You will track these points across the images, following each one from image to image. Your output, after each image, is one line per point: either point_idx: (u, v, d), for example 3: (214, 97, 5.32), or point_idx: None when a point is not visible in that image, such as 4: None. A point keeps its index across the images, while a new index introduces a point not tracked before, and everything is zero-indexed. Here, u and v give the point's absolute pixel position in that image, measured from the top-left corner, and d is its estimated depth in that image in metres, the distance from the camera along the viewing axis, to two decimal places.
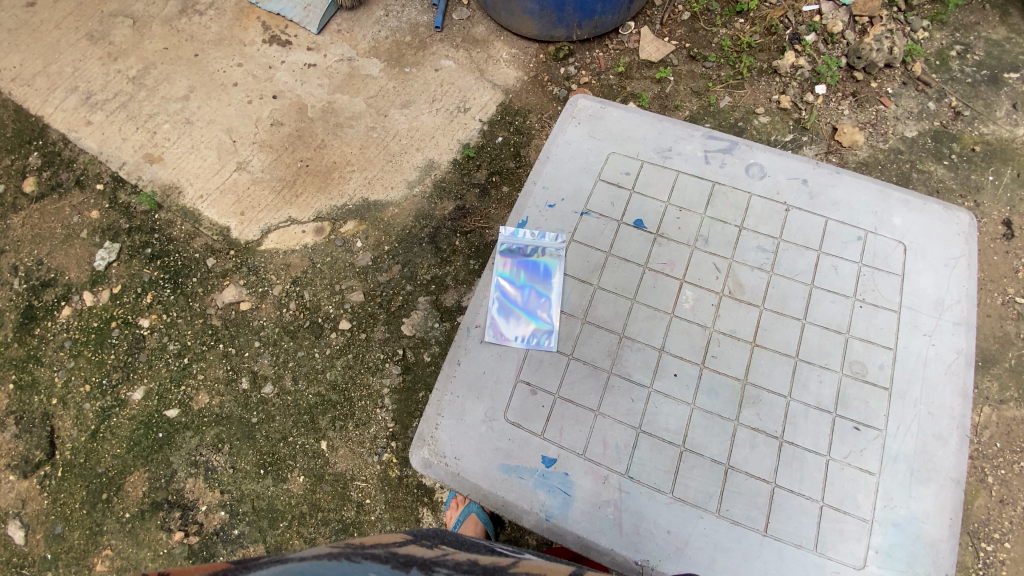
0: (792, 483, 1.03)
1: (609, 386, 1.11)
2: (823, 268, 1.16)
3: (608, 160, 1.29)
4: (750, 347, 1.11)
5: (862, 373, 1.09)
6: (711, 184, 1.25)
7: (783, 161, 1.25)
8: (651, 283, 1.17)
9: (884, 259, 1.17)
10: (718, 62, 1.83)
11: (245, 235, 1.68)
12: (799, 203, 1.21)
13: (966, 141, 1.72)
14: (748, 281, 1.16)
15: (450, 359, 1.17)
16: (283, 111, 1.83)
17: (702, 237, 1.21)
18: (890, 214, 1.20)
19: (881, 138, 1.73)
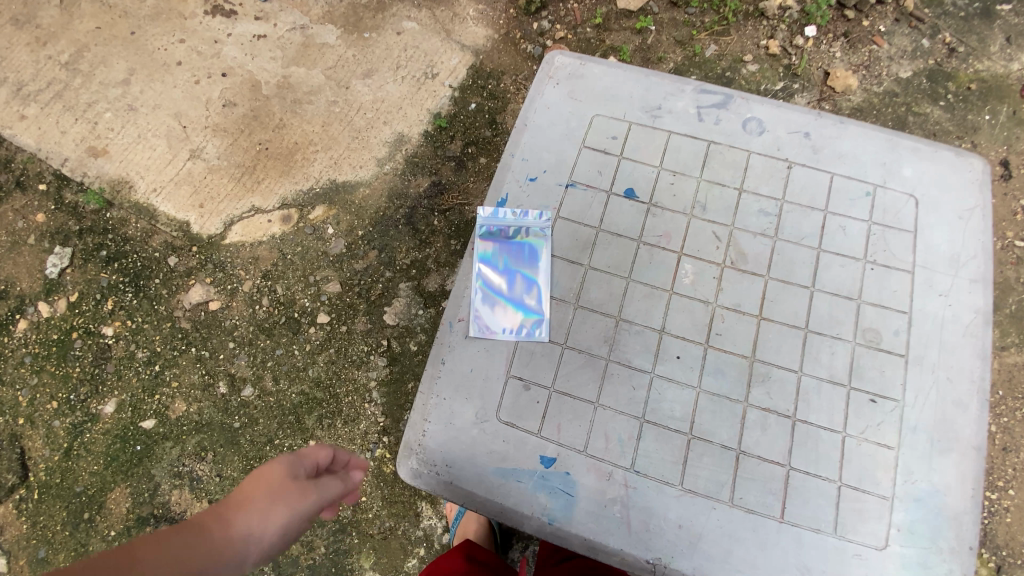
0: (809, 464, 0.99)
1: (608, 374, 1.05)
2: (831, 230, 1.09)
3: (591, 124, 1.18)
4: (757, 321, 1.05)
5: (876, 341, 1.04)
6: (707, 144, 1.16)
7: (783, 113, 1.16)
8: (647, 259, 1.10)
9: (895, 215, 1.10)
10: (701, 7, 1.69)
11: (208, 229, 1.57)
12: (802, 159, 1.13)
13: (962, 79, 1.63)
14: (750, 249, 1.09)
15: (434, 359, 1.09)
16: (234, 90, 1.69)
17: (700, 203, 1.12)
18: (900, 164, 1.13)
19: (875, 80, 1.64)
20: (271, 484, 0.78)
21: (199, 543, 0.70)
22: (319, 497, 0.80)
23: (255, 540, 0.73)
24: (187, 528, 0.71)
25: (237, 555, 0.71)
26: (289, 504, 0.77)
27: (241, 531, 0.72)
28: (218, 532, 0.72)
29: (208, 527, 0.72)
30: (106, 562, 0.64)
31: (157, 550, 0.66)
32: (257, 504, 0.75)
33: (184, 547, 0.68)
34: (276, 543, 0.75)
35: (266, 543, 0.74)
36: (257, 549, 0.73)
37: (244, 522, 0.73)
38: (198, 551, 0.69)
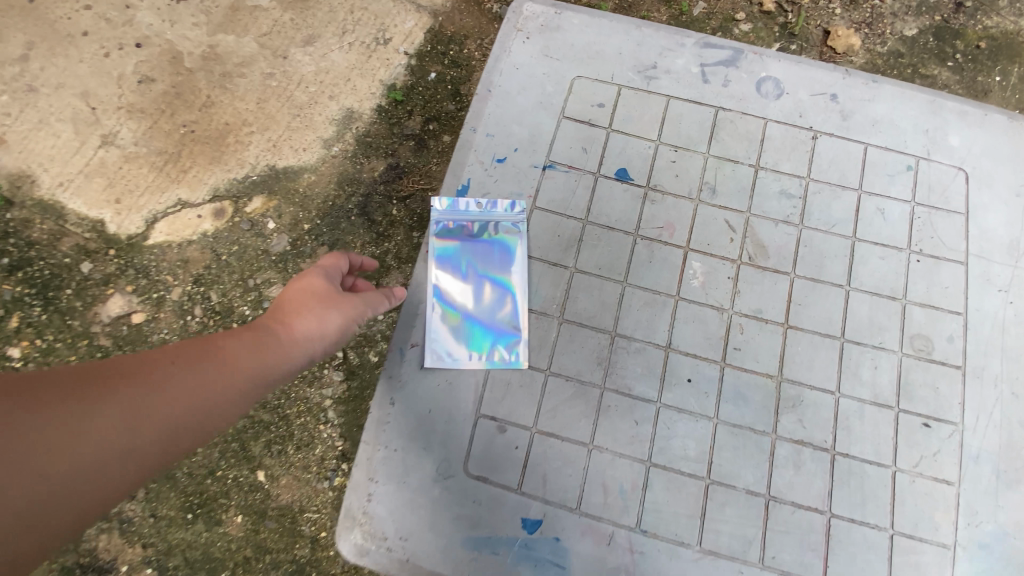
0: (854, 511, 0.98)
1: (603, 409, 1.02)
2: (868, 214, 1.08)
3: (572, 87, 1.16)
4: (782, 331, 1.03)
5: (928, 351, 1.03)
6: (714, 110, 1.14)
7: (807, 74, 1.15)
8: (647, 254, 1.08)
9: (943, 192, 1.10)
10: None
11: (126, 228, 1.34)
12: (830, 128, 1.12)
13: (970, 37, 1.49)
14: (772, 240, 1.07)
15: (381, 404, 1.04)
16: (152, 63, 1.44)
17: (708, 184, 1.10)
18: (947, 131, 1.12)
19: (879, 39, 1.48)
20: (313, 294, 0.89)
21: (266, 338, 0.81)
22: (361, 304, 0.92)
23: (315, 338, 0.85)
24: (250, 329, 0.81)
25: (308, 347, 0.85)
26: (337, 310, 0.88)
27: (304, 332, 0.84)
28: (278, 334, 0.82)
29: (268, 327, 0.83)
30: (188, 351, 0.73)
31: (233, 343, 0.77)
32: (309, 313, 0.86)
33: (255, 342, 0.79)
34: (332, 341, 0.88)
35: (326, 340, 0.86)
36: (318, 348, 0.86)
37: (300, 325, 0.84)
38: (267, 346, 0.80)
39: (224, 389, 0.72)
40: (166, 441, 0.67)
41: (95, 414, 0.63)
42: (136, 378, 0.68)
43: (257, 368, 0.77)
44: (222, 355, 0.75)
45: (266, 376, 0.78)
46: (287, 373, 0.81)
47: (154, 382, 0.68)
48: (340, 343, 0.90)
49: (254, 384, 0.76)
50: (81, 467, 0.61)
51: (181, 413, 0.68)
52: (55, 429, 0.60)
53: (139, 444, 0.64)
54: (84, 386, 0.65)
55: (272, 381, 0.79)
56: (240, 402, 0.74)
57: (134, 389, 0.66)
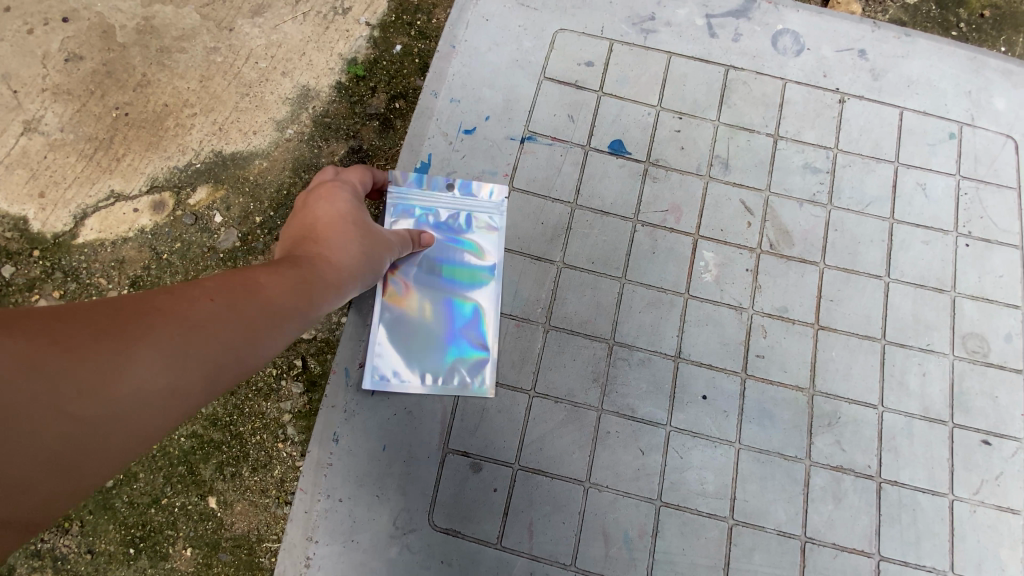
0: (907, 551, 0.88)
1: (601, 437, 0.91)
2: (907, 192, 0.99)
3: (555, 44, 1.06)
4: (814, 333, 0.94)
5: (983, 352, 0.94)
6: (723, 71, 1.04)
7: (830, 27, 1.06)
8: (650, 241, 0.97)
9: (990, 162, 1.01)
10: None
11: (52, 225, 1.18)
12: (858, 90, 1.03)
13: (974, 5, 1.41)
14: (799, 222, 0.98)
15: (320, 445, 0.94)
16: (77, 37, 1.27)
17: (720, 155, 1.00)
18: (991, 94, 1.04)
19: (880, 8, 1.39)
20: (356, 222, 0.83)
21: (313, 265, 0.74)
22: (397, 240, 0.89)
23: (353, 269, 0.80)
24: (285, 261, 0.73)
25: (345, 281, 0.78)
26: (378, 244, 0.85)
27: (340, 264, 0.78)
28: (325, 264, 0.76)
29: (313, 253, 0.76)
30: (228, 283, 0.65)
31: (273, 276, 0.69)
32: (352, 244, 0.81)
33: (296, 274, 0.72)
34: (371, 275, 0.85)
35: (367, 275, 0.83)
36: (355, 281, 0.81)
37: (345, 255, 0.79)
38: (317, 277, 0.74)
39: (271, 328, 0.66)
40: (213, 379, 0.60)
41: (139, 356, 0.54)
42: (167, 315, 0.58)
43: (298, 303, 0.69)
44: (268, 286, 0.67)
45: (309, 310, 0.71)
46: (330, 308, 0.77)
47: (207, 316, 0.60)
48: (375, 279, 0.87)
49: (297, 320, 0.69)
50: (140, 412, 0.54)
51: (232, 355, 0.62)
52: (86, 368, 0.51)
53: (195, 385, 0.58)
54: (115, 320, 0.55)
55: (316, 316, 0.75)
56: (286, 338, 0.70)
57: (172, 327, 0.57)
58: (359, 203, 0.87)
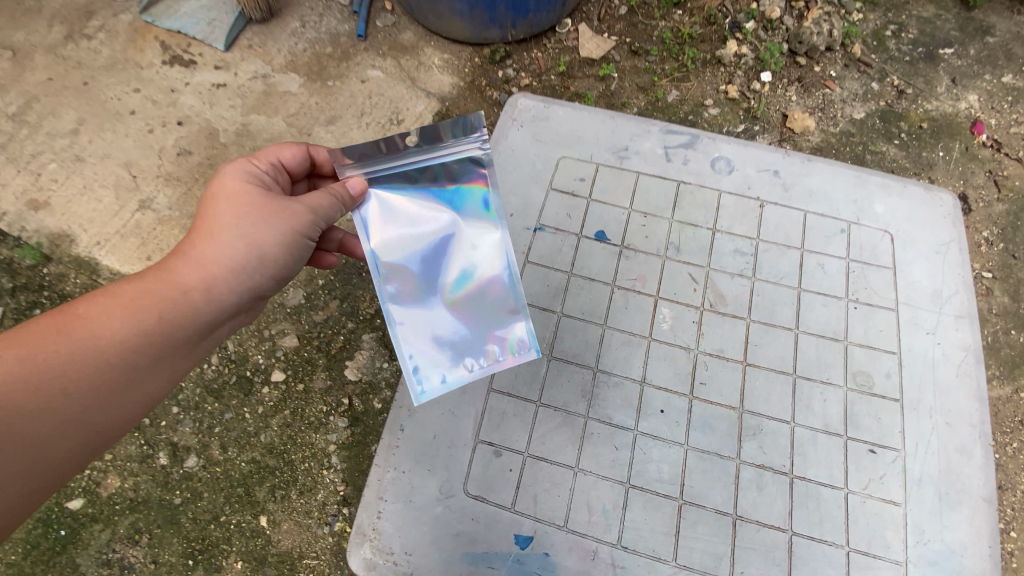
0: (812, 529, 1.03)
1: (587, 434, 1.10)
2: (810, 268, 1.20)
3: (559, 167, 1.32)
4: (741, 367, 1.13)
5: (869, 386, 1.12)
6: (677, 184, 1.28)
7: (750, 152, 1.30)
8: (623, 302, 1.19)
9: (872, 250, 1.22)
10: (661, 56, 1.76)
11: None
12: (773, 197, 1.26)
13: (913, 119, 1.72)
14: (729, 290, 1.19)
15: (392, 429, 1.13)
16: (189, 138, 1.63)
17: (674, 244, 1.23)
18: (872, 201, 1.26)
19: (832, 122, 1.70)
20: (230, 206, 0.86)
21: (157, 281, 0.83)
22: (301, 207, 0.88)
23: (245, 259, 0.86)
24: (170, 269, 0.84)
25: (240, 271, 0.86)
26: (261, 223, 0.86)
27: (232, 259, 0.85)
28: (171, 277, 0.83)
29: (165, 265, 0.84)
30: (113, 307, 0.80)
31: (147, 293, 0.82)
32: (217, 237, 0.84)
33: (173, 287, 0.83)
34: (256, 264, 0.87)
35: (246, 269, 0.86)
36: (255, 268, 0.88)
37: (208, 254, 0.84)
38: (161, 296, 0.82)
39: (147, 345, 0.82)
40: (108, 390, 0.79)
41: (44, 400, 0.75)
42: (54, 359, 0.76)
43: (176, 311, 0.83)
44: (103, 318, 0.80)
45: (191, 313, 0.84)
46: (204, 316, 0.85)
47: (49, 366, 0.76)
48: (277, 264, 0.90)
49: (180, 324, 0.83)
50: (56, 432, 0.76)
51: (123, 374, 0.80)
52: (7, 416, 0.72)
53: (89, 405, 0.78)
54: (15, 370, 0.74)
55: (182, 331, 0.84)
56: (172, 348, 0.84)
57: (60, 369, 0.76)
58: (249, 181, 0.91)
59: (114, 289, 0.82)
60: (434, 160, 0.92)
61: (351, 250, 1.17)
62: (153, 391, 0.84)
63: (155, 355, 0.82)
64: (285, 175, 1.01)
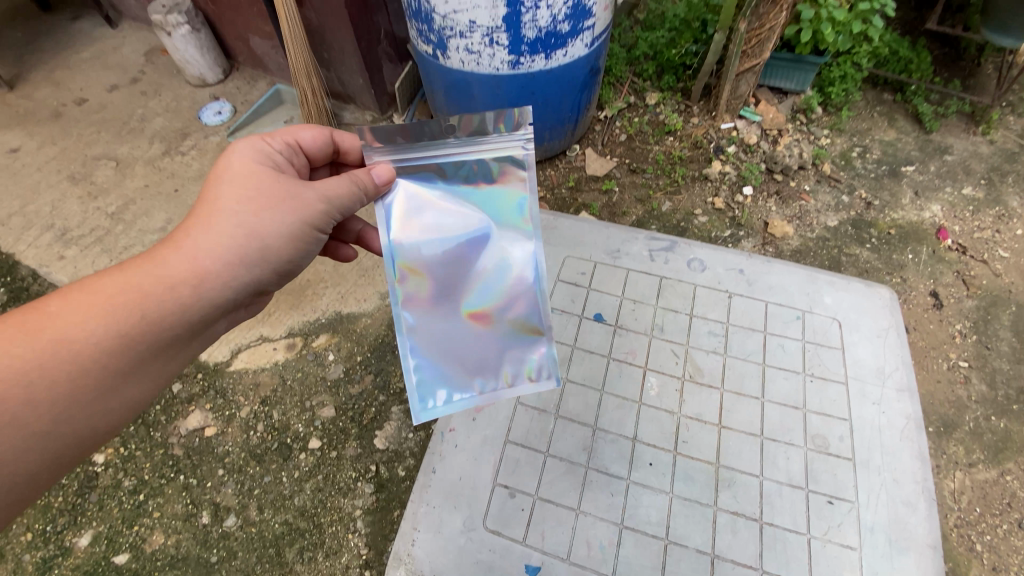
0: (780, 567, 1.09)
1: (587, 481, 1.20)
2: (772, 347, 1.35)
3: (564, 263, 1.51)
4: (717, 429, 1.24)
5: (825, 446, 1.22)
6: (660, 278, 1.47)
7: (720, 255, 1.50)
8: (618, 371, 1.33)
9: (824, 334, 1.36)
10: (656, 173, 2.09)
11: (215, 356, 1.68)
12: (739, 290, 1.44)
13: (881, 226, 1.95)
14: (705, 365, 1.33)
15: (426, 469, 1.25)
16: None
17: (658, 326, 1.39)
18: (821, 293, 1.43)
19: (808, 228, 1.95)
20: (232, 192, 0.86)
21: (144, 273, 0.80)
22: (317, 195, 0.91)
23: (245, 244, 0.85)
24: (162, 258, 0.82)
25: (239, 257, 0.85)
26: (266, 212, 0.87)
27: (232, 245, 0.84)
28: (160, 269, 0.81)
29: (154, 255, 0.82)
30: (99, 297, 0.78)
31: (136, 283, 0.80)
32: (218, 225, 0.84)
33: (162, 276, 0.81)
34: (255, 254, 0.86)
35: (246, 260, 0.86)
36: (255, 254, 0.86)
37: (203, 241, 0.83)
38: (147, 290, 0.80)
39: (130, 337, 0.79)
40: (87, 389, 0.77)
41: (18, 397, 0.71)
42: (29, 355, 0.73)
43: (165, 302, 0.80)
44: (83, 311, 0.77)
45: (181, 304, 0.82)
46: (196, 312, 0.83)
47: (17, 370, 0.71)
48: (280, 256, 0.89)
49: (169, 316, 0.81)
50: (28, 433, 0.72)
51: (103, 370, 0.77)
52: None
53: (63, 403, 0.75)
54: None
55: (169, 330, 0.82)
56: (158, 341, 0.81)
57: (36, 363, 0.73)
58: (257, 164, 0.91)
59: (94, 284, 0.79)
60: (470, 156, 0.98)
61: (367, 241, 1.27)
62: (135, 398, 0.82)
63: (139, 357, 0.80)
64: (300, 157, 1.04)
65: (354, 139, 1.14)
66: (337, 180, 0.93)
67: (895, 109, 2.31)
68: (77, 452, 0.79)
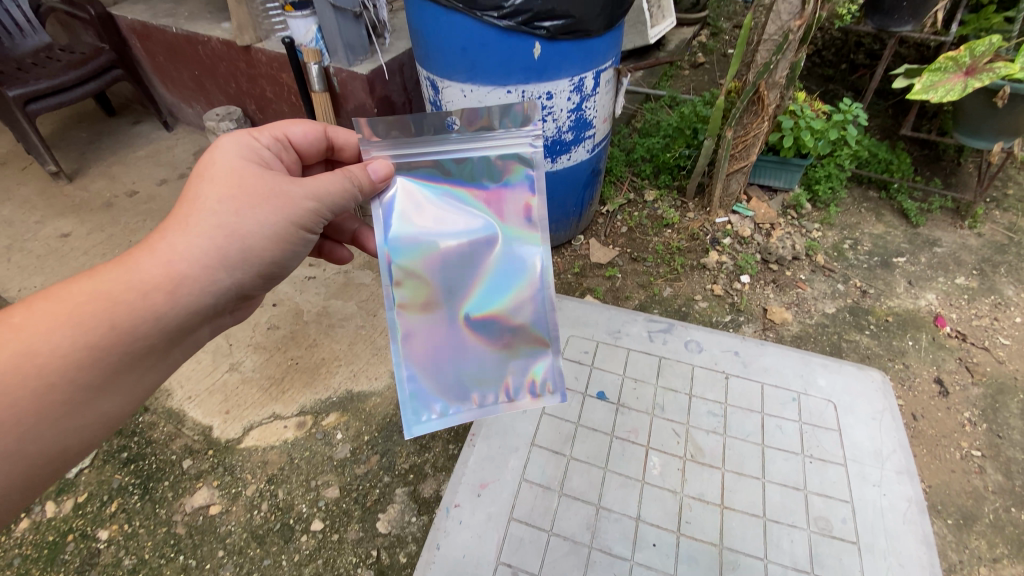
0: None
1: (591, 562, 1.17)
2: (770, 428, 1.36)
3: (569, 342, 1.58)
4: (720, 509, 1.22)
5: (829, 529, 1.19)
6: (659, 358, 1.53)
7: (715, 338, 1.57)
8: (620, 450, 1.34)
9: (820, 416, 1.38)
10: (656, 261, 2.22)
11: (227, 433, 1.71)
12: (735, 371, 1.48)
13: (879, 313, 2.02)
14: (706, 444, 1.33)
15: (429, 546, 1.22)
16: (280, 315, 2.05)
17: (659, 405, 1.42)
18: (815, 376, 1.46)
19: (807, 315, 2.02)
20: (213, 192, 0.86)
21: (117, 279, 0.78)
22: (304, 193, 0.92)
23: (227, 244, 0.85)
24: (137, 263, 0.80)
25: (221, 257, 0.85)
26: (248, 212, 0.87)
27: (215, 244, 0.84)
28: (133, 274, 0.79)
29: (127, 259, 0.80)
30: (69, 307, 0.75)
31: (110, 289, 0.78)
32: (197, 225, 0.84)
33: (137, 281, 0.79)
34: (236, 254, 0.86)
35: (226, 261, 0.86)
36: (238, 253, 0.87)
37: (181, 243, 0.82)
38: (120, 297, 0.78)
39: (104, 345, 0.77)
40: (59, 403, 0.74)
41: None
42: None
43: (141, 308, 0.79)
44: (53, 322, 0.74)
45: (159, 308, 0.80)
46: (174, 316, 0.82)
47: None
48: (262, 255, 0.90)
49: (145, 321, 0.80)
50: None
51: (76, 381, 0.76)
52: None
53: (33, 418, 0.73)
54: None
55: (145, 338, 0.80)
56: (132, 348, 0.80)
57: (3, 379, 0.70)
58: (241, 162, 0.92)
59: (59, 292, 0.76)
60: (476, 153, 1.05)
61: (362, 243, 1.29)
62: (110, 412, 0.81)
63: (113, 367, 0.79)
64: (289, 152, 1.08)
65: (348, 134, 1.18)
66: (327, 176, 0.94)
67: (882, 205, 2.47)
68: (45, 471, 0.76)
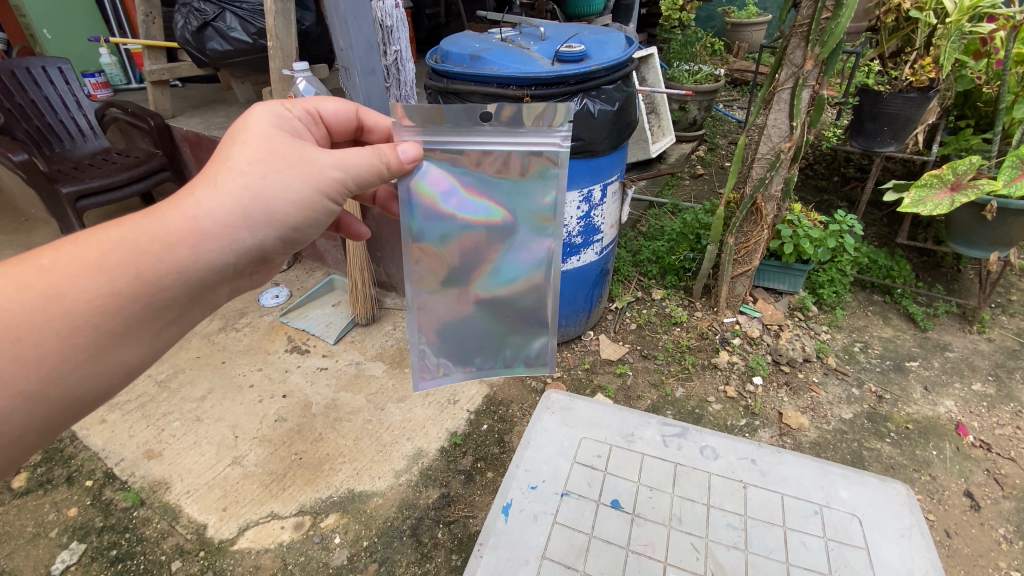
0: None
1: None
2: (793, 545, 1.17)
3: (581, 444, 1.42)
4: None
5: None
6: (674, 464, 1.36)
7: (732, 443, 1.41)
8: (637, 568, 1.13)
9: (845, 532, 1.19)
10: (666, 359, 2.24)
11: (220, 533, 1.63)
12: (753, 480, 1.32)
13: (898, 420, 1.97)
14: (727, 562, 1.14)
15: None
16: (289, 407, 2.05)
17: (676, 516, 1.24)
18: (835, 487, 1.29)
19: (823, 419, 1.98)
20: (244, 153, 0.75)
21: (140, 227, 0.67)
22: (331, 163, 0.80)
23: (252, 208, 0.74)
24: (163, 214, 0.69)
25: (244, 221, 0.73)
26: (277, 176, 0.76)
27: (237, 208, 0.73)
28: (157, 225, 0.68)
29: (152, 210, 0.69)
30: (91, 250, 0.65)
31: (129, 237, 0.67)
32: (225, 181, 0.72)
33: (161, 233, 0.68)
34: (263, 219, 0.75)
35: (251, 221, 0.74)
36: (261, 218, 0.75)
37: (205, 200, 0.71)
38: (143, 247, 0.67)
39: (124, 298, 0.65)
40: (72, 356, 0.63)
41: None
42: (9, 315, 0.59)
43: (164, 261, 0.67)
44: (71, 266, 0.63)
45: (182, 265, 0.69)
46: (199, 275, 0.71)
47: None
48: (288, 224, 0.78)
49: (169, 279, 0.68)
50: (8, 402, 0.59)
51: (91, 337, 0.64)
52: None
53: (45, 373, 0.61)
54: None
55: (168, 294, 0.68)
56: (154, 307, 0.68)
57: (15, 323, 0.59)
58: (272, 127, 0.82)
59: (82, 235, 0.65)
60: (504, 148, 0.88)
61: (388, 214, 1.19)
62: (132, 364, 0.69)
63: (134, 320, 0.67)
64: (319, 127, 0.96)
65: (379, 117, 1.07)
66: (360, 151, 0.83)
67: (889, 308, 2.51)
68: (57, 423, 0.65)
